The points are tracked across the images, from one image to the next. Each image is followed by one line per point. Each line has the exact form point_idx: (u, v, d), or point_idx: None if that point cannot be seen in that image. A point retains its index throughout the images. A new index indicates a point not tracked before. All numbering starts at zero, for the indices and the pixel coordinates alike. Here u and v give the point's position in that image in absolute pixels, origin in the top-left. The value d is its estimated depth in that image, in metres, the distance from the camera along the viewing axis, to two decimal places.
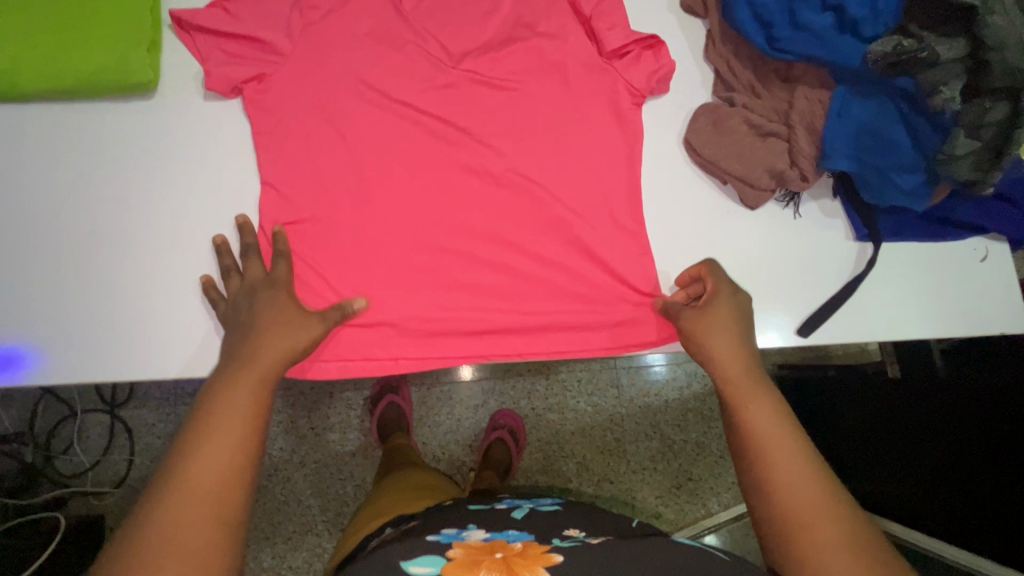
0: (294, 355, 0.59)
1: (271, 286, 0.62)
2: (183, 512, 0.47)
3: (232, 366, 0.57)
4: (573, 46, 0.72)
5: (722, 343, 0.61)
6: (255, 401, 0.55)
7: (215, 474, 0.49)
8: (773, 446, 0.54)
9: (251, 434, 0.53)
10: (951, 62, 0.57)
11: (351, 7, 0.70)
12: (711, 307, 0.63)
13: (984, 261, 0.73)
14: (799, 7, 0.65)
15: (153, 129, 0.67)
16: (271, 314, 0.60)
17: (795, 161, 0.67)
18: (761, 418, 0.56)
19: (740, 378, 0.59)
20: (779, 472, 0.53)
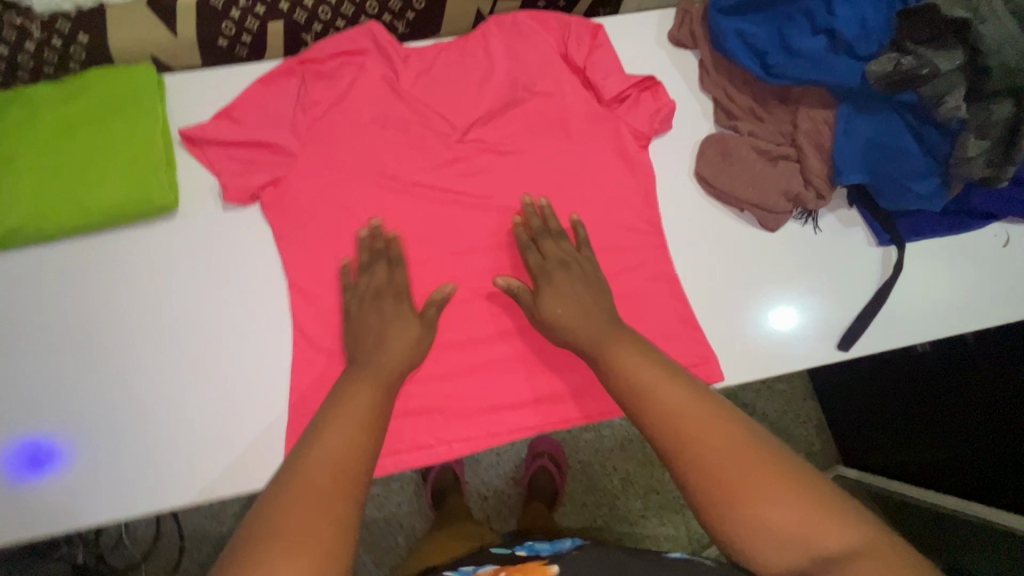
0: (398, 370, 0.58)
1: (394, 292, 0.63)
2: (302, 504, 0.42)
3: (354, 373, 0.56)
4: (573, 98, 0.73)
5: (565, 307, 0.60)
6: (377, 395, 0.54)
7: (334, 461, 0.46)
8: (664, 393, 0.49)
9: (375, 426, 0.51)
10: (952, 72, 0.57)
11: (352, 97, 0.71)
12: (544, 289, 0.62)
13: (1006, 245, 0.74)
14: (789, 33, 0.66)
15: (179, 248, 0.68)
16: (390, 320, 0.61)
17: (809, 182, 0.68)
18: (632, 363, 0.53)
19: (598, 332, 0.58)
20: (665, 410, 0.48)
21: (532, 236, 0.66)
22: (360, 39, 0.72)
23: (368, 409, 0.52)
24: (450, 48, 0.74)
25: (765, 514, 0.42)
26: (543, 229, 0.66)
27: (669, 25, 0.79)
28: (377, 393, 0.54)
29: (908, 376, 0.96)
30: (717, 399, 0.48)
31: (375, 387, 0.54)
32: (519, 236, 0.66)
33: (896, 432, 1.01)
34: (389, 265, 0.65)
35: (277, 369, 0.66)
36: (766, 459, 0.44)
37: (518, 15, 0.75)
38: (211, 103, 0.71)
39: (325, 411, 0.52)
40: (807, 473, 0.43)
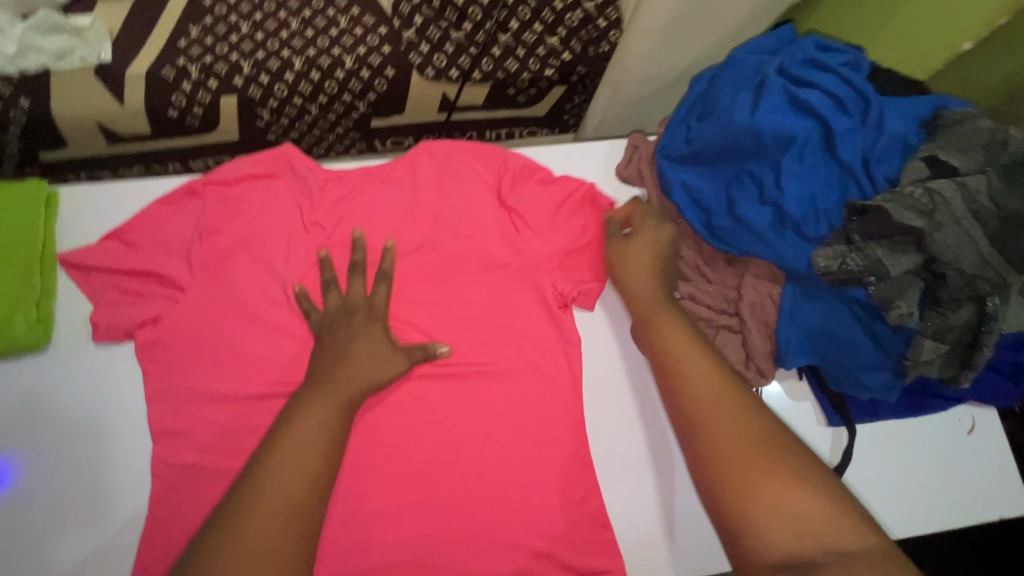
0: (363, 386, 0.58)
1: (368, 313, 0.62)
2: (257, 522, 0.48)
3: (316, 383, 0.57)
4: (499, 240, 0.68)
5: (635, 265, 0.63)
6: (337, 418, 0.55)
7: (293, 476, 0.51)
8: (687, 361, 0.58)
9: (340, 438, 0.55)
10: (903, 274, 0.51)
11: (259, 228, 0.66)
12: (637, 237, 0.64)
13: (971, 433, 0.67)
14: (736, 198, 0.60)
15: (35, 388, 0.60)
16: (360, 339, 0.60)
17: (750, 359, 0.61)
18: (671, 334, 0.59)
19: (656, 305, 0.62)
20: (691, 394, 0.56)
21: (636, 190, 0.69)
22: (273, 163, 0.68)
23: (328, 426, 0.54)
24: (373, 175, 0.69)
25: (762, 510, 0.49)
26: (622, 221, 0.67)
27: (617, 159, 0.73)
28: (340, 407, 0.56)
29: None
30: (741, 395, 0.55)
31: (339, 399, 0.56)
32: (608, 215, 0.67)
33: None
34: (369, 284, 0.63)
35: (129, 531, 0.58)
36: (766, 456, 0.51)
37: (452, 146, 0.71)
38: (104, 219, 0.66)
39: (286, 415, 0.55)
40: (805, 465, 0.51)
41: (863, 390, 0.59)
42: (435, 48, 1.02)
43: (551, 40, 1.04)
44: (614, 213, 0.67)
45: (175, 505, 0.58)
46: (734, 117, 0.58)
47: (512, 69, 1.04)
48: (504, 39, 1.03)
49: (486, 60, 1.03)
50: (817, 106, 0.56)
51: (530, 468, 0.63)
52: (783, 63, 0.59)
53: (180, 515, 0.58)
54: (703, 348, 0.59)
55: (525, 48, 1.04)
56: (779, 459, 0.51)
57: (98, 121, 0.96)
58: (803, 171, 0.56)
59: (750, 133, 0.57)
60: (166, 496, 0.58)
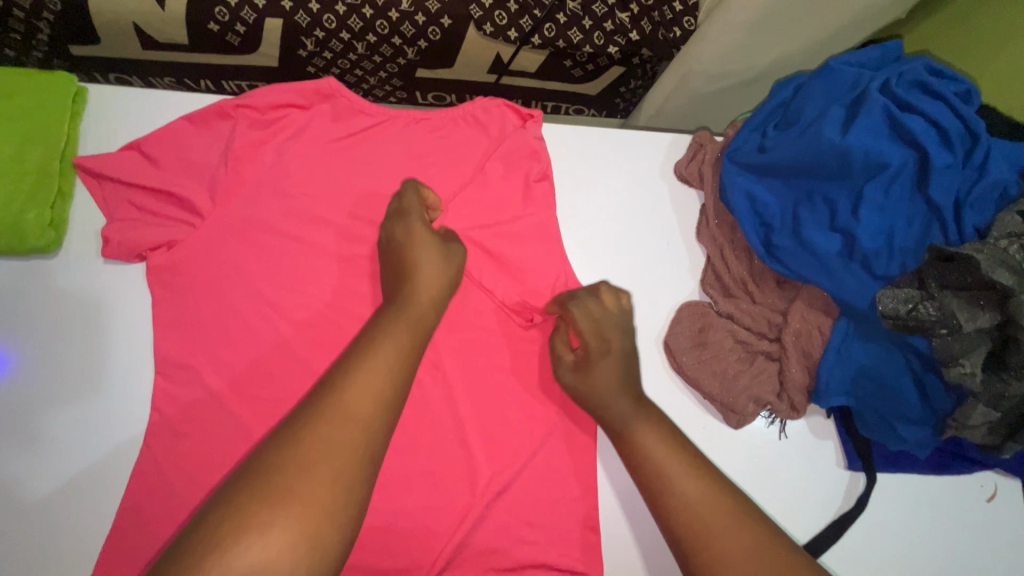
0: (436, 313, 0.51)
1: (399, 253, 0.54)
2: (322, 448, 0.37)
3: (392, 308, 0.49)
4: (539, 218, 0.64)
5: (611, 399, 0.52)
6: (417, 331, 0.48)
7: (368, 392, 0.41)
8: (679, 477, 0.47)
9: (412, 359, 0.46)
10: (975, 331, 0.47)
11: (290, 165, 0.62)
12: (595, 360, 0.54)
13: (991, 500, 0.64)
14: (803, 220, 0.56)
15: (43, 294, 0.58)
16: (414, 245, 0.54)
17: (784, 390, 0.58)
18: (660, 455, 0.48)
19: (631, 412, 0.51)
20: (697, 517, 0.45)
21: (565, 302, 0.58)
22: (313, 96, 0.64)
23: (403, 342, 0.46)
24: (415, 129, 0.65)
25: None
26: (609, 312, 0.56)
27: (679, 156, 0.69)
28: (416, 326, 0.48)
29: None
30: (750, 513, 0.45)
31: (414, 320, 0.48)
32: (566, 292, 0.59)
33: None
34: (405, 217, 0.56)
35: (120, 455, 0.56)
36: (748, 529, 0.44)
37: (503, 113, 0.66)
38: (129, 127, 0.62)
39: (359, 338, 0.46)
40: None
41: (896, 441, 0.55)
42: (498, 3, 0.91)
43: (622, 15, 0.92)
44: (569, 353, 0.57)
45: (167, 438, 0.56)
46: (823, 133, 0.54)
47: (574, 41, 0.95)
48: (572, 5, 0.92)
49: (548, 25, 0.94)
50: (918, 135, 0.51)
51: (536, 461, 0.59)
52: (886, 82, 0.54)
53: (172, 447, 0.56)
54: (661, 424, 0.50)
55: (592, 21, 0.93)
56: None
57: (135, 22, 0.88)
58: (885, 204, 0.52)
59: (837, 153, 0.53)
60: (158, 426, 0.56)
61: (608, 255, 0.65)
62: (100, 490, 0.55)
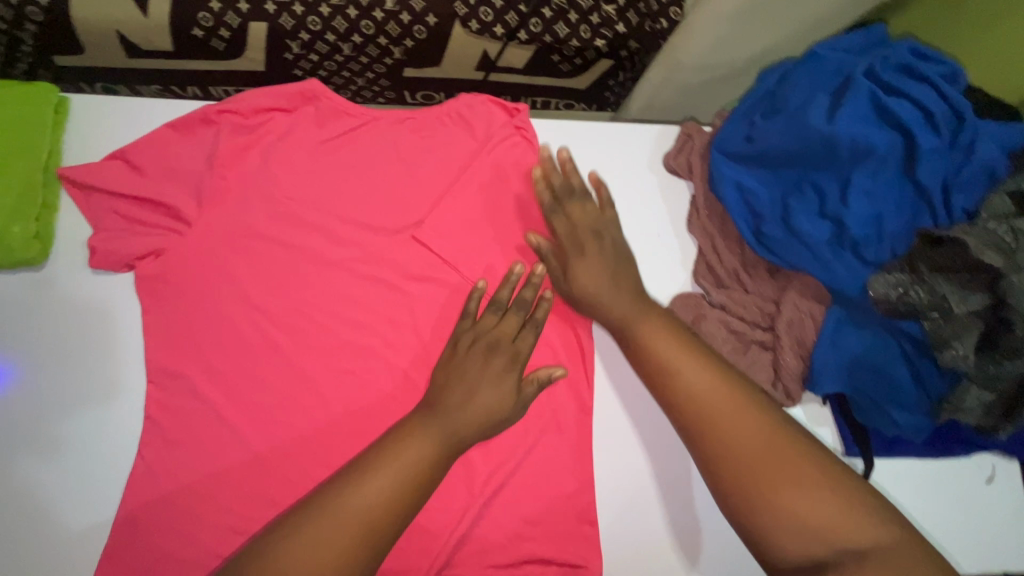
0: (472, 440, 0.52)
1: (492, 344, 0.54)
2: (309, 555, 0.42)
3: (422, 411, 0.51)
4: (528, 215, 0.64)
5: (601, 286, 0.56)
6: (443, 451, 0.49)
7: (365, 504, 0.45)
8: (679, 365, 0.51)
9: (422, 486, 0.48)
10: (967, 315, 0.47)
11: (275, 169, 0.62)
12: (581, 264, 0.57)
13: (989, 482, 0.64)
14: (793, 208, 0.56)
15: (32, 307, 0.57)
16: (482, 378, 0.53)
17: (778, 379, 0.58)
18: (655, 340, 0.53)
19: (624, 304, 0.56)
20: (691, 398, 0.50)
21: (545, 211, 0.60)
22: (296, 99, 0.63)
23: (418, 458, 0.48)
24: (400, 128, 0.65)
25: (791, 508, 0.44)
26: (566, 188, 0.59)
27: (667, 148, 0.68)
28: (437, 443, 0.49)
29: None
30: (744, 387, 0.50)
31: (437, 434, 0.49)
32: (545, 188, 0.60)
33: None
34: (500, 313, 0.57)
35: (117, 464, 0.56)
36: (796, 453, 0.47)
37: (490, 110, 0.66)
38: (113, 137, 0.61)
39: (389, 436, 0.49)
40: (815, 459, 0.46)
41: (892, 427, 0.55)
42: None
43: (608, 8, 0.91)
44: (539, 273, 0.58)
45: (160, 446, 0.56)
46: (808, 120, 0.53)
47: (561, 35, 0.94)
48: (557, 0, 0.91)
49: (535, 20, 0.93)
50: (904, 118, 0.51)
51: (532, 459, 0.59)
52: (871, 66, 0.54)
53: (166, 456, 0.56)
54: (694, 347, 0.52)
55: (578, 14, 0.92)
56: (796, 457, 0.46)
57: (118, 30, 0.86)
58: (874, 189, 0.52)
59: (824, 140, 0.53)
60: (151, 434, 0.56)
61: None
62: (97, 501, 0.55)
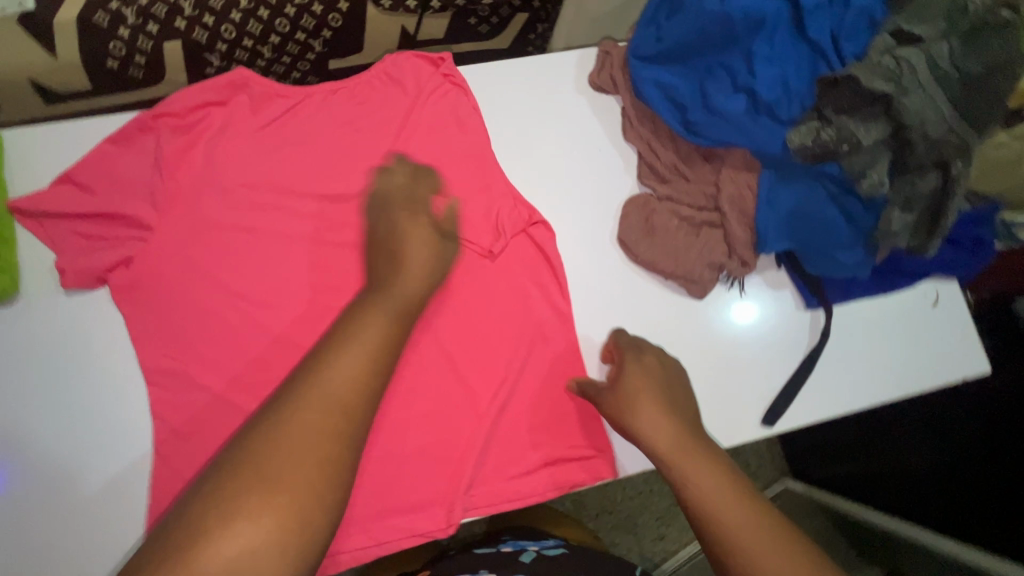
0: (419, 296, 0.56)
1: (410, 206, 0.62)
2: (300, 436, 0.43)
3: (374, 294, 0.55)
4: (475, 155, 0.67)
5: (647, 410, 0.57)
6: (398, 322, 0.53)
7: (342, 385, 0.46)
8: (721, 504, 0.51)
9: (391, 355, 0.51)
10: (874, 143, 0.53)
11: (222, 161, 0.64)
12: (628, 375, 0.60)
13: (936, 305, 0.71)
14: (710, 90, 0.60)
15: (16, 337, 0.58)
16: (408, 234, 0.60)
17: (733, 250, 0.63)
18: (703, 481, 0.53)
19: (670, 444, 0.56)
20: (738, 541, 0.49)
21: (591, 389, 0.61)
22: (226, 89, 0.64)
23: (382, 339, 0.50)
24: (334, 99, 0.67)
25: None
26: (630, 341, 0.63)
27: (590, 67, 0.72)
28: (394, 317, 0.53)
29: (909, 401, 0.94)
30: (786, 527, 0.50)
31: (393, 311, 0.53)
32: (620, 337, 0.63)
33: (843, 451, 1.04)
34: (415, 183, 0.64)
35: (128, 465, 0.58)
36: None
37: (416, 65, 0.69)
38: (54, 163, 0.62)
39: (345, 321, 0.51)
40: None
41: (838, 267, 0.62)
42: None
43: None
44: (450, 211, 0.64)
45: (175, 441, 0.58)
46: (704, 4, 0.58)
47: None
48: None
49: None
50: None
51: (528, 374, 0.63)
52: None
53: (183, 449, 0.58)
54: (748, 496, 0.52)
55: None
56: None
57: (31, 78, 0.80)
58: (774, 54, 0.57)
59: (720, 20, 0.58)
60: (163, 432, 0.58)
61: (547, 177, 0.69)
62: (129, 501, 0.57)
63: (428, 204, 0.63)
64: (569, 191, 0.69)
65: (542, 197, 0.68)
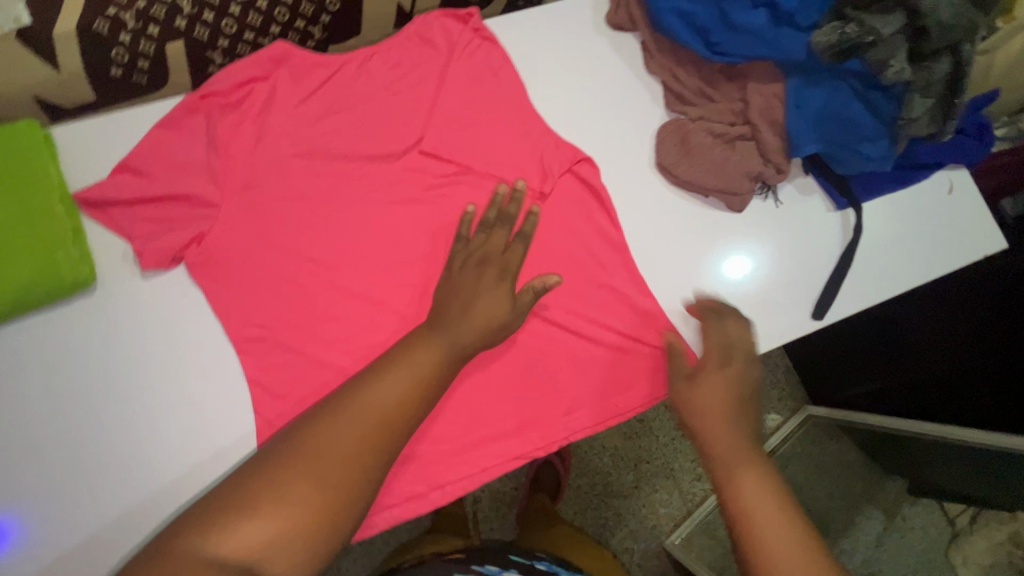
0: (475, 345, 0.58)
1: (489, 257, 0.62)
2: (331, 449, 0.48)
3: (430, 325, 0.58)
4: (512, 102, 0.70)
5: (714, 415, 0.60)
6: (445, 363, 0.56)
7: (375, 409, 0.51)
8: (759, 513, 0.53)
9: (431, 392, 0.54)
10: (893, 35, 0.57)
11: (272, 134, 0.65)
12: (706, 375, 0.62)
13: (951, 192, 0.75)
14: (731, 8, 0.64)
15: (106, 324, 0.60)
16: (482, 290, 0.60)
17: (767, 158, 0.68)
18: (749, 489, 0.54)
19: (730, 445, 0.58)
20: (767, 548, 0.50)
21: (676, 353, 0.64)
22: (267, 64, 0.66)
23: (426, 373, 0.54)
24: (370, 64, 0.69)
25: None
26: (718, 320, 0.64)
27: (605, 8, 0.75)
28: (443, 354, 0.56)
29: (939, 300, 0.89)
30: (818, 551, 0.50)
31: (444, 347, 0.56)
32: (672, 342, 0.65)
33: (860, 368, 1.04)
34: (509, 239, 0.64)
35: (226, 422, 0.60)
36: None
37: (442, 23, 0.71)
38: (110, 156, 0.63)
39: (403, 345, 0.57)
40: None
41: (866, 161, 0.66)
42: None
43: None
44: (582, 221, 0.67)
45: (274, 402, 0.60)
46: None
47: None
48: None
49: None
50: None
51: (594, 300, 0.68)
52: None
53: (282, 408, 0.60)
54: (783, 504, 0.53)
55: None
56: None
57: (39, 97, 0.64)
58: None
59: None
60: (262, 395, 0.60)
61: (581, 118, 0.72)
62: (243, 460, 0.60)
63: (501, 256, 0.63)
64: (603, 127, 0.72)
65: (580, 135, 0.72)
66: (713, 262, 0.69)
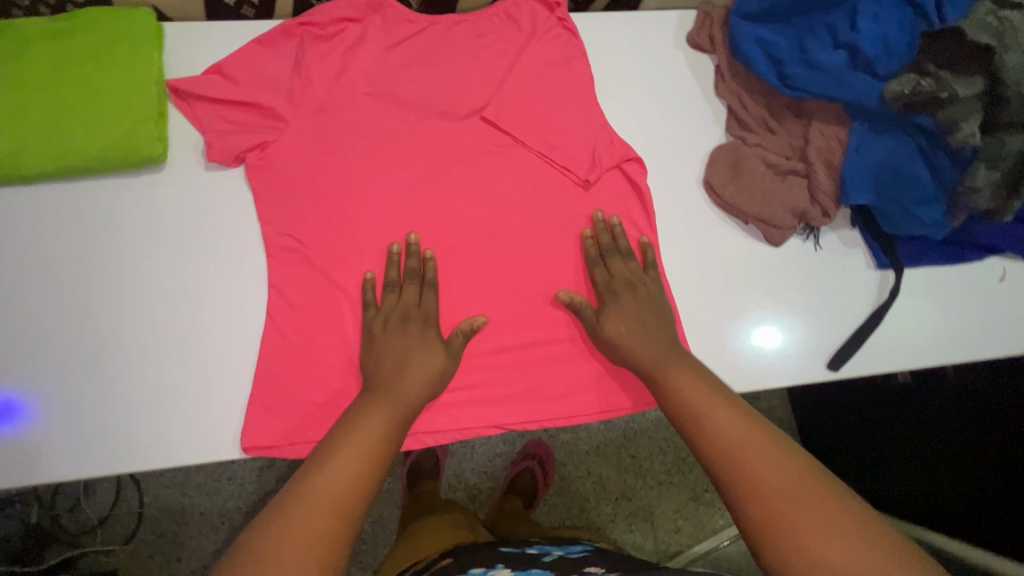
0: (416, 409, 0.59)
1: (406, 316, 0.63)
2: (298, 528, 0.46)
3: (370, 396, 0.58)
4: (578, 92, 0.73)
5: (637, 336, 0.62)
6: (389, 426, 0.56)
7: (338, 480, 0.50)
8: (704, 411, 0.56)
9: (386, 455, 0.54)
10: (968, 99, 0.57)
11: (351, 70, 0.70)
12: (611, 310, 0.64)
13: (1002, 280, 0.73)
14: (811, 46, 0.65)
15: (162, 200, 0.65)
16: (416, 352, 0.61)
17: (816, 198, 0.68)
18: (688, 389, 0.58)
19: (659, 355, 0.61)
20: (720, 438, 0.53)
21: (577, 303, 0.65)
22: (364, 9, 0.71)
23: (377, 439, 0.55)
24: (455, 29, 0.73)
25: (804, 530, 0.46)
26: (613, 245, 0.67)
27: (689, 27, 0.77)
28: (390, 419, 0.57)
29: (944, 403, 0.88)
30: (764, 424, 0.54)
31: (389, 412, 0.57)
32: (589, 250, 0.67)
33: (873, 456, 0.99)
34: (421, 289, 0.64)
35: (242, 315, 0.63)
36: (819, 491, 0.48)
37: (532, 6, 0.74)
38: (206, 57, 0.69)
39: (349, 415, 0.57)
40: (841, 501, 0.47)
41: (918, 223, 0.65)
42: None
43: None
44: (588, 231, 0.69)
45: (288, 311, 0.63)
46: None
47: None
48: None
49: None
50: None
51: None
52: None
53: (294, 319, 0.63)
54: (722, 395, 0.57)
55: None
56: (805, 472, 0.50)
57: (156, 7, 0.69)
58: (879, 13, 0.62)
59: None
60: (279, 301, 0.63)
61: (640, 122, 0.74)
62: (248, 353, 0.62)
63: (432, 313, 0.64)
64: (659, 135, 0.73)
65: (635, 137, 0.73)
66: (739, 289, 0.69)
